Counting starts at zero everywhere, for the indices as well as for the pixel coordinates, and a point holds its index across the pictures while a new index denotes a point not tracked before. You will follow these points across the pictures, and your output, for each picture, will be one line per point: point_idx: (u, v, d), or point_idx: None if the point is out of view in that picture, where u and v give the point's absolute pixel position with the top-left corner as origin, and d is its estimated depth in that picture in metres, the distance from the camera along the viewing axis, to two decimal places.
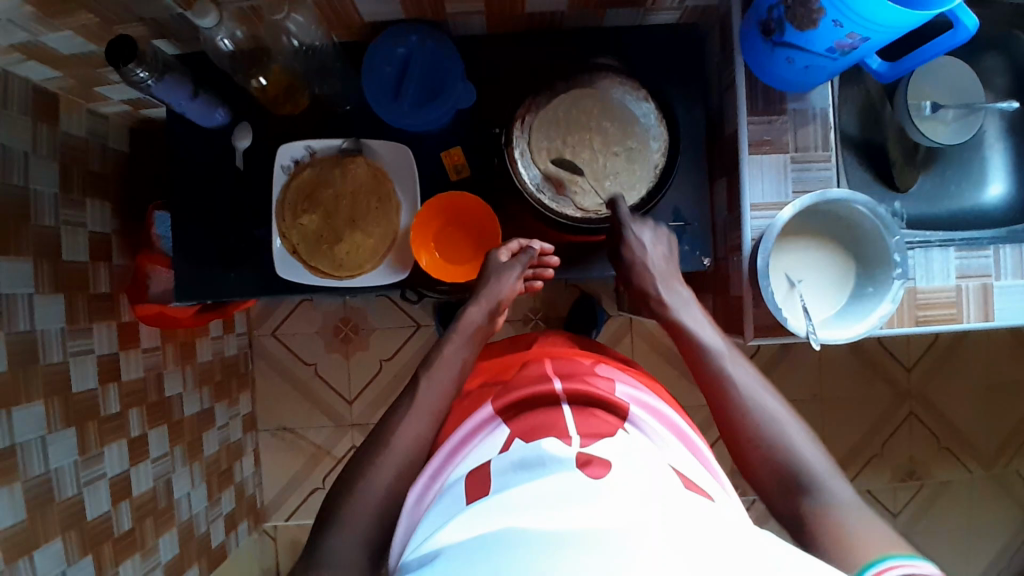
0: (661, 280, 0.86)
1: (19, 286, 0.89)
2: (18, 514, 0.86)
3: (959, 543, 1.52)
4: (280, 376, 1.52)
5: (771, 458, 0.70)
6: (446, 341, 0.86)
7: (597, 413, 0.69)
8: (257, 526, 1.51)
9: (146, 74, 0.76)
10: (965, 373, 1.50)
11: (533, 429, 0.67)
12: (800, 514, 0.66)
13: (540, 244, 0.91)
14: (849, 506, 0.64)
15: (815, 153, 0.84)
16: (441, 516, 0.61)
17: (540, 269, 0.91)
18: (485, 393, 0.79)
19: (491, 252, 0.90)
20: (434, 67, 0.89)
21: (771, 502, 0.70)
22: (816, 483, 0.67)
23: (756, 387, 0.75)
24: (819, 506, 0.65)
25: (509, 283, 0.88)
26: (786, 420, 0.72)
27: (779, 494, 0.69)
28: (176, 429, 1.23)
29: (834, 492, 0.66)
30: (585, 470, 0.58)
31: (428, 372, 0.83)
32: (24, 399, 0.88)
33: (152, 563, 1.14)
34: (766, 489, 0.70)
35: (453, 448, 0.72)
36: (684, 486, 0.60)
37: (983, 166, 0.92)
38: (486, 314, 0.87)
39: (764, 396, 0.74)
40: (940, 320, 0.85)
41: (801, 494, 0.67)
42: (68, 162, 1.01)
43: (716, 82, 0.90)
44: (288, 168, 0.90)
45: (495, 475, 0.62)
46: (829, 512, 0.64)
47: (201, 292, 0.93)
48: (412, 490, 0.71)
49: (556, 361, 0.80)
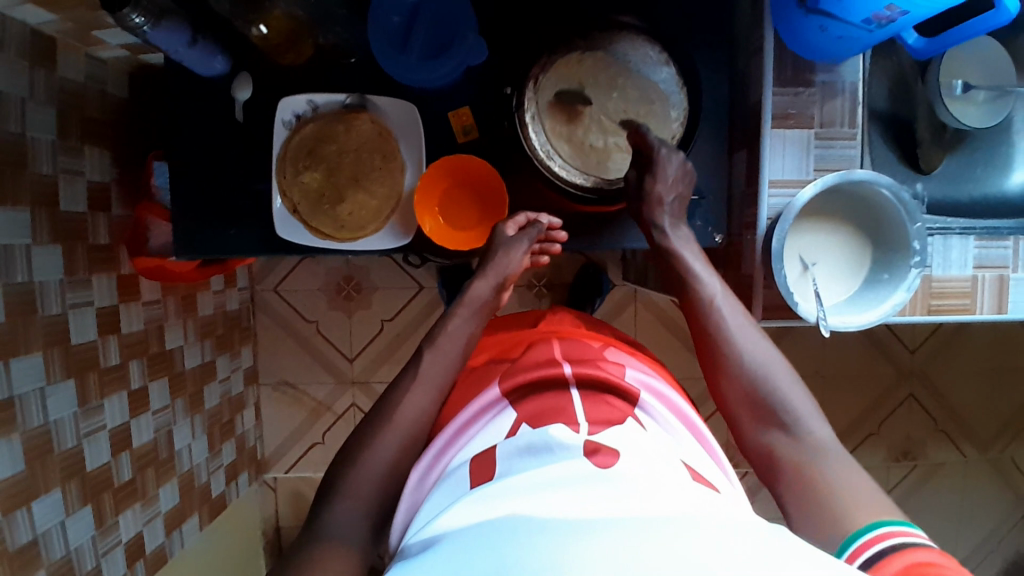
0: (669, 216, 0.82)
1: (18, 237, 0.87)
2: (17, 464, 0.87)
3: (948, 524, 1.53)
4: (283, 331, 1.52)
5: (756, 399, 0.71)
6: (451, 316, 0.84)
7: (612, 400, 0.68)
8: (258, 477, 1.54)
9: (141, 19, 0.72)
10: (968, 359, 1.49)
11: (540, 414, 0.66)
12: (775, 452, 0.68)
13: (548, 219, 0.87)
14: (824, 445, 0.67)
15: (840, 130, 0.81)
16: (445, 500, 0.61)
17: (546, 244, 0.88)
18: (492, 370, 0.78)
19: (497, 225, 0.88)
20: (445, 14, 0.84)
21: (743, 433, 0.72)
22: (795, 421, 0.69)
23: (751, 331, 0.75)
24: (796, 449, 0.67)
25: (516, 258, 0.86)
26: (777, 370, 0.73)
27: (755, 427, 0.71)
28: (177, 381, 1.24)
29: (808, 429, 0.68)
30: (592, 458, 0.57)
31: (431, 346, 0.82)
32: (23, 350, 0.88)
33: (153, 512, 1.16)
34: (741, 418, 0.72)
35: (456, 430, 0.71)
36: (693, 479, 0.58)
37: (1009, 150, 0.88)
38: (493, 288, 0.86)
39: (759, 344, 0.74)
40: (953, 309, 0.83)
41: (780, 431, 0.69)
42: (66, 108, 0.97)
43: (744, 47, 0.86)
44: (289, 123, 0.87)
45: (500, 459, 0.61)
46: (801, 454, 0.67)
47: (203, 248, 0.91)
48: (415, 470, 0.71)
49: (564, 343, 0.79)
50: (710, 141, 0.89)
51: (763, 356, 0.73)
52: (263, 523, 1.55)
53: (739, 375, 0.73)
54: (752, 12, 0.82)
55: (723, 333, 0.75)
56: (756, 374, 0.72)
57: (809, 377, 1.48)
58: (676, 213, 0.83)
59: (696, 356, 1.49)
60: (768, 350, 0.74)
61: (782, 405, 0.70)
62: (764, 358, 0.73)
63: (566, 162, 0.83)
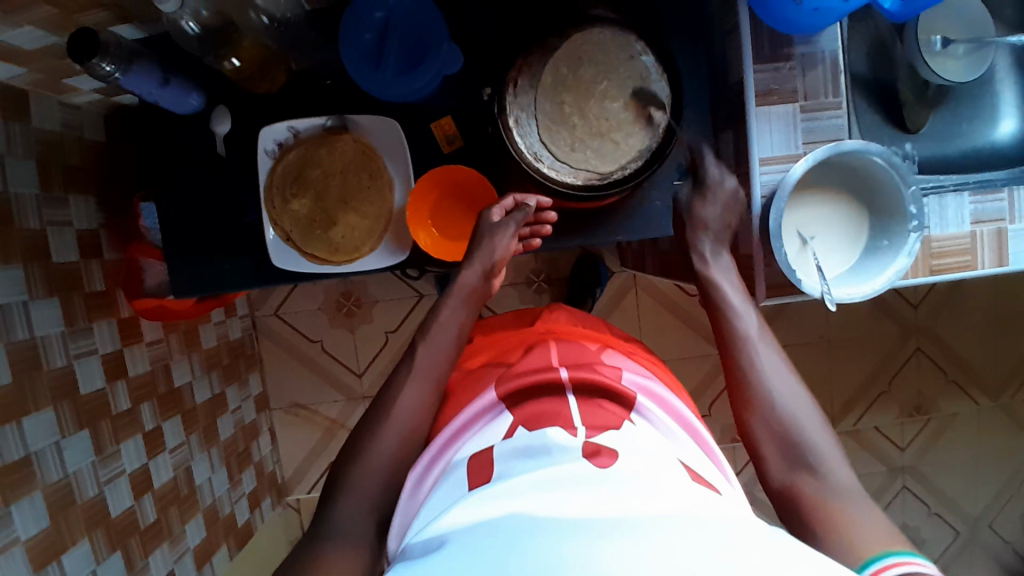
0: (710, 244, 0.82)
1: (13, 294, 0.87)
2: (41, 521, 0.87)
3: (967, 473, 1.55)
4: (288, 354, 1.52)
5: (787, 437, 0.70)
6: (442, 304, 0.85)
7: (604, 403, 0.68)
8: (281, 500, 1.54)
9: (112, 67, 0.71)
10: (971, 307, 1.50)
11: (536, 417, 0.66)
12: (797, 491, 0.67)
13: (536, 199, 0.86)
14: (849, 492, 0.65)
15: (824, 100, 0.81)
16: (442, 503, 0.61)
17: (537, 227, 0.87)
18: (487, 373, 0.77)
19: (483, 211, 0.86)
20: (413, 30, 0.82)
21: (766, 472, 0.70)
22: (822, 465, 0.67)
23: (783, 373, 0.74)
24: (820, 490, 0.66)
25: (503, 243, 0.84)
26: (806, 412, 0.71)
27: (779, 467, 0.69)
28: (190, 417, 1.24)
29: (835, 474, 0.67)
30: (593, 460, 0.57)
31: (424, 341, 0.82)
32: (33, 407, 0.88)
33: (181, 549, 1.16)
34: (766, 457, 0.70)
35: (447, 440, 0.70)
36: (692, 479, 0.58)
37: (995, 101, 0.88)
38: (481, 275, 0.85)
39: (790, 382, 0.74)
40: (953, 268, 0.83)
41: (804, 472, 0.68)
42: (46, 159, 0.96)
43: (719, 25, 0.85)
44: (271, 152, 0.86)
45: (498, 461, 0.61)
46: (826, 495, 0.65)
47: (200, 286, 0.90)
48: (412, 473, 0.70)
49: (561, 346, 0.78)
50: (695, 125, 0.89)
51: (792, 393, 0.73)
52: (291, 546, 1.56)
53: (766, 408, 0.72)
54: None
55: (755, 363, 0.75)
56: (786, 412, 0.71)
57: (815, 343, 1.48)
58: (719, 242, 0.83)
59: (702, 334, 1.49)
60: (804, 399, 0.73)
61: (808, 447, 0.69)
62: (795, 399, 0.72)
63: (554, 161, 0.84)
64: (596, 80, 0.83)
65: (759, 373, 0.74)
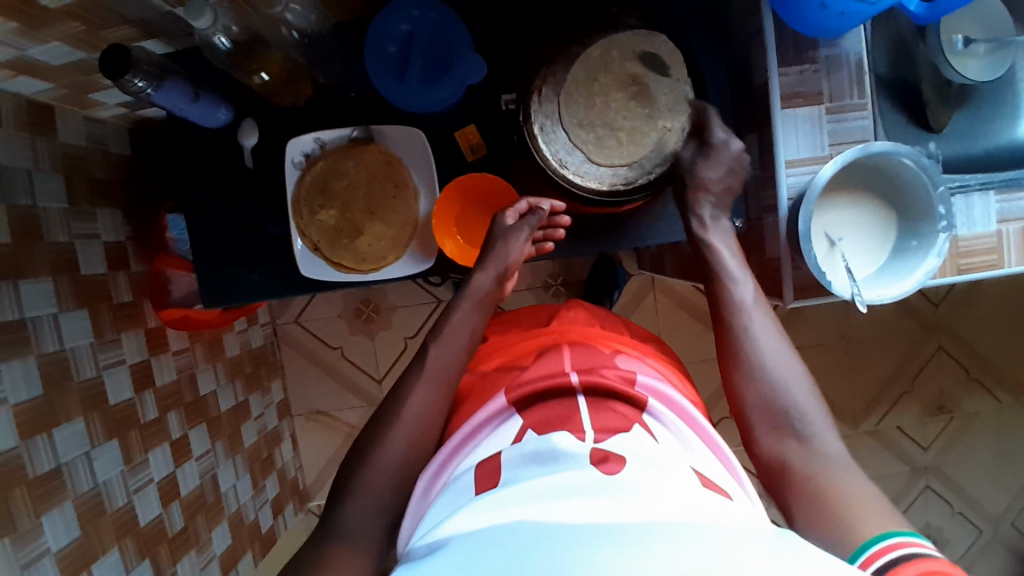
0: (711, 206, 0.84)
1: (43, 307, 0.88)
2: (73, 531, 0.88)
3: (990, 471, 1.54)
4: (309, 361, 1.53)
5: (772, 402, 0.73)
6: (456, 308, 0.85)
7: (616, 405, 0.68)
8: (302, 507, 1.55)
9: (144, 83, 0.72)
10: (993, 304, 1.49)
11: (546, 422, 0.66)
12: (785, 457, 0.70)
13: (550, 203, 0.86)
14: (835, 461, 0.68)
15: (850, 102, 0.81)
16: (449, 506, 0.61)
17: (550, 230, 0.88)
18: (499, 378, 0.78)
19: (497, 214, 0.87)
20: (439, 40, 0.84)
21: (754, 438, 0.73)
22: (810, 434, 0.70)
23: (773, 339, 0.77)
24: (806, 458, 0.69)
25: (516, 247, 0.85)
26: (793, 376, 0.74)
27: (765, 429, 0.73)
28: (215, 425, 1.25)
29: (822, 443, 0.70)
30: (601, 466, 0.57)
31: (437, 341, 0.82)
32: (64, 419, 0.89)
33: (208, 557, 1.17)
34: (753, 422, 0.74)
35: (458, 444, 0.71)
36: (702, 485, 0.58)
37: (1018, 99, 0.87)
38: (495, 279, 0.85)
39: (778, 346, 0.76)
40: (983, 267, 0.83)
41: (790, 439, 0.71)
42: (72, 173, 0.98)
43: (740, 29, 0.85)
44: (299, 163, 0.87)
45: (505, 467, 0.61)
46: (812, 464, 0.68)
47: (227, 295, 0.91)
48: (422, 478, 0.71)
49: (574, 350, 0.78)
50: None
51: (782, 360, 0.75)
52: None
53: (756, 373, 0.75)
54: None
55: (746, 327, 0.77)
56: (775, 376, 0.74)
57: (835, 343, 1.48)
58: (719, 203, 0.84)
59: None
60: (795, 368, 0.75)
61: (800, 417, 0.71)
62: (784, 364, 0.75)
63: (577, 168, 0.85)
64: (620, 85, 0.83)
65: (752, 340, 0.76)
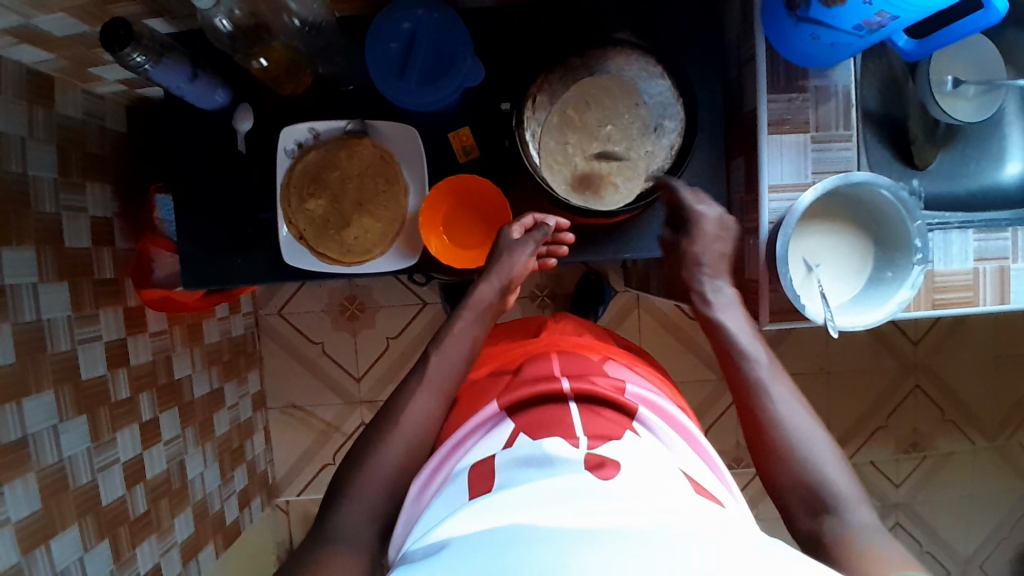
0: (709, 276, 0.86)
1: (24, 275, 0.88)
2: (33, 503, 0.87)
3: (960, 514, 1.54)
4: (288, 354, 1.53)
5: (806, 482, 0.68)
6: (456, 317, 0.84)
7: (603, 410, 0.68)
8: (270, 501, 1.54)
9: (143, 58, 0.73)
10: (972, 347, 1.51)
11: (537, 426, 0.65)
12: (821, 534, 0.65)
13: (556, 220, 0.88)
14: (872, 532, 0.63)
15: (835, 132, 0.82)
16: (445, 508, 0.60)
17: (554, 247, 0.90)
18: (493, 383, 0.77)
19: (503, 228, 0.88)
20: (441, 44, 0.84)
21: (791, 519, 0.68)
22: (842, 505, 0.66)
23: (798, 410, 0.73)
24: (845, 532, 0.64)
25: (522, 260, 0.86)
26: (823, 449, 0.70)
27: (801, 513, 0.67)
28: (187, 410, 1.24)
29: (857, 517, 0.65)
30: (597, 472, 0.56)
31: (438, 350, 0.81)
32: (34, 389, 0.88)
33: (169, 543, 1.15)
34: (791, 509, 0.68)
35: (454, 444, 0.70)
36: (696, 491, 0.58)
37: (1001, 144, 0.89)
38: (497, 291, 0.85)
39: (801, 415, 0.73)
40: (956, 303, 0.84)
41: (824, 514, 0.66)
42: (66, 145, 0.98)
43: (735, 55, 0.87)
44: (291, 151, 0.88)
45: (499, 471, 0.60)
46: (851, 537, 0.63)
47: (210, 276, 0.91)
48: (414, 482, 0.70)
49: (563, 357, 0.78)
50: (707, 150, 0.90)
51: (803, 425, 0.72)
52: (277, 548, 1.55)
53: (784, 450, 0.70)
54: (744, 20, 0.83)
55: (764, 400, 0.74)
56: (801, 450, 0.69)
57: (815, 374, 1.49)
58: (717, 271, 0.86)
59: (702, 359, 1.49)
60: (828, 447, 0.70)
61: (831, 487, 0.67)
62: (805, 424, 0.72)
63: (566, 177, 0.84)
64: (607, 99, 0.84)
65: (774, 409, 0.73)
